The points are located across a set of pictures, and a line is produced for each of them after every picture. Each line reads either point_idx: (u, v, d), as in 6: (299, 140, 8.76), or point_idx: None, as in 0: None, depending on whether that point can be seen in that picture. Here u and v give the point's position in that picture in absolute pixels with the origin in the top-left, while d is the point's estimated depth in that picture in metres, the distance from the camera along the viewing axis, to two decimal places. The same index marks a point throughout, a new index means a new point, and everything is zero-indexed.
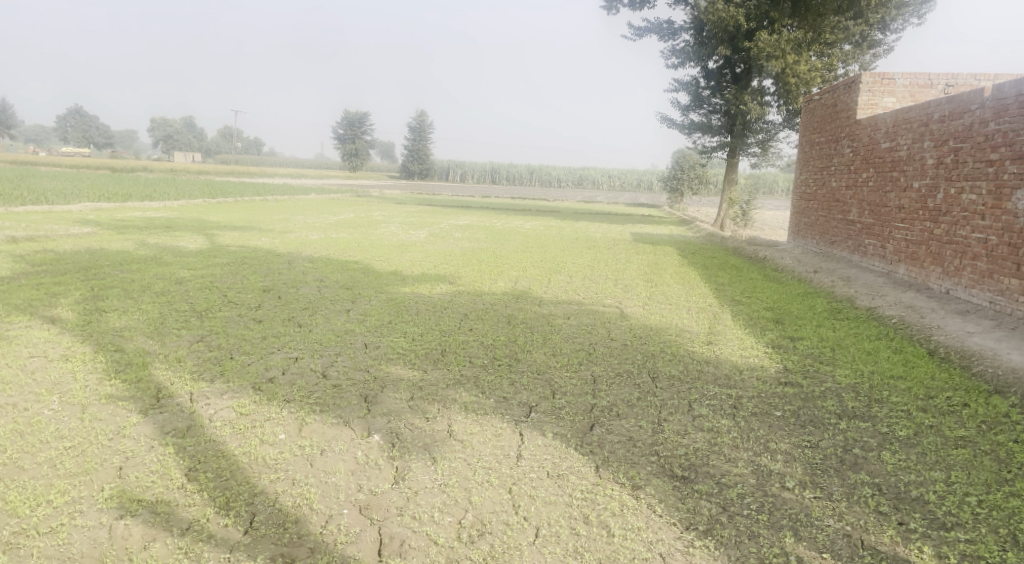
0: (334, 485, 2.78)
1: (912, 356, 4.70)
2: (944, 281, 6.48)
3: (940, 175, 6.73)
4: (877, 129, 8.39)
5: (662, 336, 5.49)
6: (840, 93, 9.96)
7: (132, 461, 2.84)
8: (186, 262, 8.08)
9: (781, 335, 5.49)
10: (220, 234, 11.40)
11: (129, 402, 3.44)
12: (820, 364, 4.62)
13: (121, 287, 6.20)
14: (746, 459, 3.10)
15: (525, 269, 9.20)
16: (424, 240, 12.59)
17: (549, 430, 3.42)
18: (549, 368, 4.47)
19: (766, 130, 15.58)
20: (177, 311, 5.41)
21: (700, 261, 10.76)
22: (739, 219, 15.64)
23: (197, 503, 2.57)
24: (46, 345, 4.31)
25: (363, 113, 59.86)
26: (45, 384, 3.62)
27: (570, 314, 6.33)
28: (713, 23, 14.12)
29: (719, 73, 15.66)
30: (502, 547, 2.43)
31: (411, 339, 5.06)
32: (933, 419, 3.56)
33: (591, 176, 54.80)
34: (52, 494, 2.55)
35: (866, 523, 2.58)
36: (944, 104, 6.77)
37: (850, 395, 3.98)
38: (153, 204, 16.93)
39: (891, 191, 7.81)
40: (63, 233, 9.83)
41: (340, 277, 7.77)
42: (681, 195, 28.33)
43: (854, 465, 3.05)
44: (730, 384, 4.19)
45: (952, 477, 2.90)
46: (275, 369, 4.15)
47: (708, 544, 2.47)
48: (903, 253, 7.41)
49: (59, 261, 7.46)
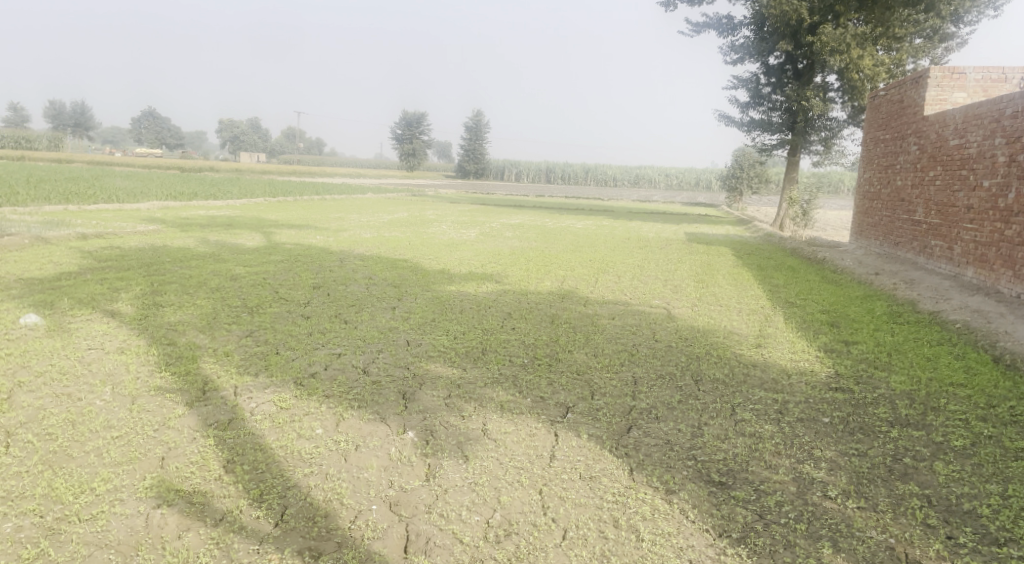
0: (365, 481, 2.81)
1: (975, 363, 4.42)
2: (1015, 284, 6.06)
3: (1012, 173, 6.31)
4: (945, 125, 7.93)
5: (709, 338, 5.34)
6: (906, 88, 9.48)
7: (174, 452, 2.95)
8: (242, 259, 8.36)
9: (835, 338, 5.25)
10: (276, 232, 11.77)
11: (176, 394, 3.59)
12: (874, 369, 4.39)
13: (179, 283, 6.48)
14: (788, 466, 2.97)
15: (573, 269, 9.12)
16: (474, 239, 12.67)
17: (585, 431, 3.37)
18: (589, 368, 4.41)
19: (828, 126, 14.98)
20: (229, 307, 5.61)
21: (755, 262, 10.44)
22: (798, 218, 15.05)
23: (231, 495, 2.64)
24: (105, 337, 4.54)
25: (419, 114, 60.77)
26: (100, 375, 3.82)
27: (615, 314, 6.22)
28: (774, 18, 13.67)
29: (780, 69, 15.15)
30: (527, 548, 2.40)
31: (453, 337, 5.07)
32: (993, 430, 3.32)
33: (647, 175, 53.95)
34: (96, 482, 2.68)
35: (911, 536, 2.43)
36: (1018, 98, 6.33)
37: (904, 402, 3.76)
38: (216, 202, 17.66)
39: (959, 189, 7.37)
40: (131, 230, 10.37)
41: (388, 275, 7.88)
42: (739, 194, 27.57)
43: (903, 475, 2.88)
44: (777, 389, 4.03)
45: (1009, 491, 2.70)
46: (318, 365, 4.24)
47: (740, 552, 2.38)
48: (971, 254, 6.98)
49: (125, 257, 7.85)
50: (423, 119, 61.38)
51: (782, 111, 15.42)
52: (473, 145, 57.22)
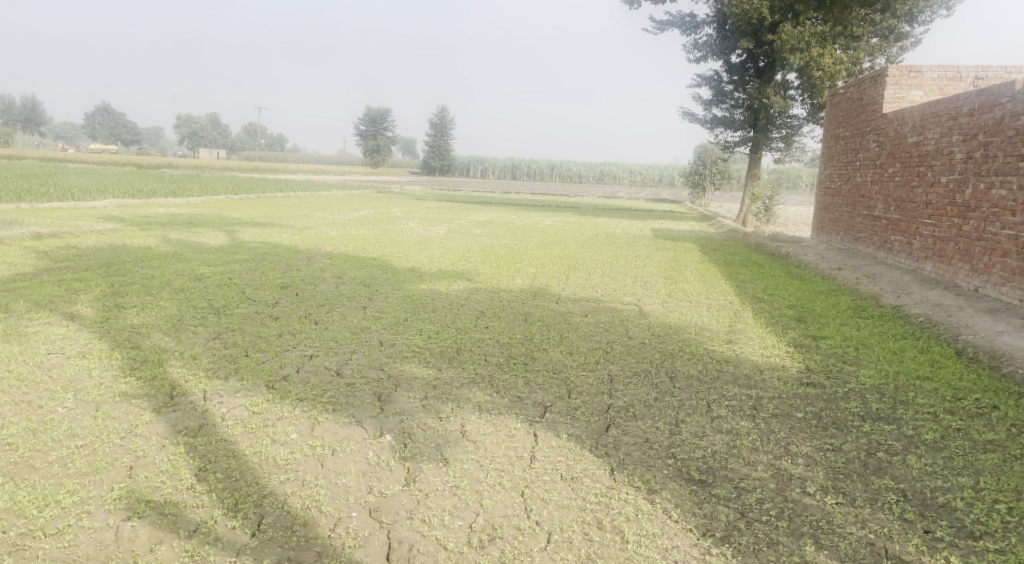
0: (344, 486, 2.75)
1: (939, 356, 4.55)
2: (973, 278, 6.27)
3: (969, 170, 6.53)
4: (904, 123, 8.16)
5: (681, 334, 5.39)
6: (866, 86, 9.72)
7: (143, 461, 2.84)
8: (205, 258, 8.13)
9: (803, 333, 5.36)
10: (240, 230, 11.49)
11: (142, 400, 3.45)
12: (843, 364, 4.48)
13: (141, 284, 6.25)
14: (766, 463, 3.01)
15: (543, 266, 9.12)
16: (443, 236, 12.59)
17: (564, 431, 3.35)
18: (565, 366, 4.40)
19: (790, 124, 15.30)
20: (195, 307, 5.45)
21: (722, 258, 10.59)
22: (762, 215, 15.35)
23: (205, 504, 2.56)
24: (64, 342, 4.35)
25: (384, 110, 60.11)
26: (61, 382, 3.65)
27: (588, 311, 6.23)
28: (737, 16, 13.88)
29: (742, 67, 15.39)
30: (512, 553, 2.37)
31: (427, 337, 5.01)
32: (960, 422, 3.42)
33: (612, 171, 54.36)
34: (60, 494, 2.56)
35: (890, 532, 2.48)
36: (973, 97, 6.54)
37: (874, 396, 3.85)
38: (176, 200, 17.18)
39: (918, 185, 7.59)
40: (87, 229, 9.98)
41: (357, 273, 7.76)
42: (703, 190, 28.03)
43: (878, 469, 2.94)
44: (750, 385, 4.08)
45: (980, 483, 2.79)
46: (289, 367, 4.13)
47: (724, 551, 2.39)
48: (930, 249, 7.20)
49: (82, 257, 7.55)
50: (389, 115, 60.65)
51: (745, 109, 15.70)
52: (439, 141, 56.78)
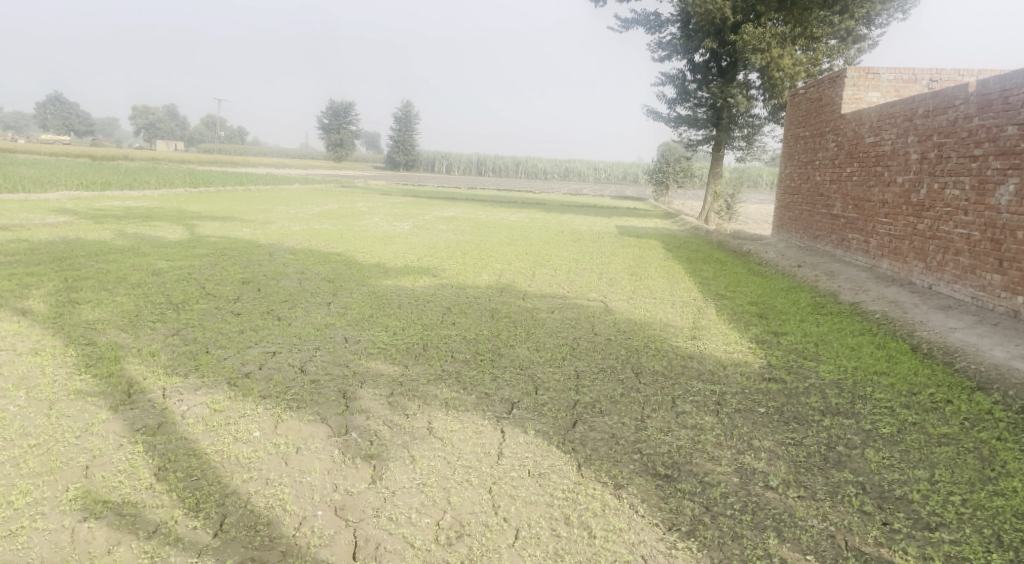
0: (308, 485, 2.70)
1: (895, 351, 4.72)
2: (927, 276, 6.51)
3: (924, 170, 6.76)
4: (861, 124, 8.41)
5: (646, 330, 5.46)
6: (824, 87, 9.98)
7: (100, 460, 2.75)
8: (163, 253, 7.90)
9: (765, 330, 5.48)
10: (200, 224, 11.19)
11: (99, 397, 3.34)
12: (803, 359, 4.61)
13: (96, 278, 6.05)
14: (729, 458, 3.07)
15: (510, 262, 9.13)
16: (409, 232, 12.49)
17: (531, 427, 3.36)
18: (532, 363, 4.42)
19: (752, 123, 15.62)
20: (153, 303, 5.29)
21: (684, 255, 10.77)
22: (724, 212, 15.66)
23: (164, 504, 2.48)
24: (15, 338, 4.17)
25: (348, 104, 59.30)
26: (12, 379, 3.50)
27: (554, 308, 6.26)
28: (700, 16, 14.09)
29: (706, 66, 15.64)
30: (481, 550, 2.37)
31: (392, 333, 4.97)
32: (916, 416, 3.55)
33: (577, 168, 54.64)
34: (13, 495, 2.46)
35: (850, 524, 2.56)
36: (929, 99, 6.78)
37: (833, 391, 3.98)
38: (132, 193, 16.63)
39: (875, 185, 7.83)
40: (39, 222, 9.58)
41: (321, 269, 7.63)
42: (666, 188, 28.40)
43: (838, 463, 3.03)
44: (713, 380, 4.16)
45: (935, 476, 2.90)
46: (251, 364, 4.05)
47: (690, 545, 2.44)
48: (886, 248, 7.44)
49: (31, 250, 7.24)
50: (353, 108, 59.79)
51: (708, 108, 15.95)
52: (405, 135, 56.24)
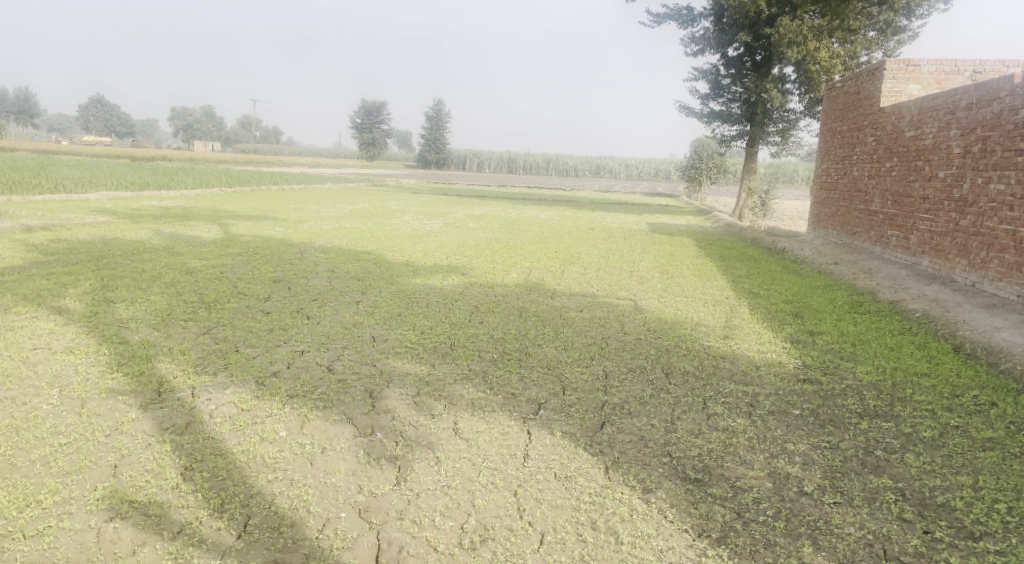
0: (333, 486, 2.69)
1: (937, 352, 4.52)
2: (970, 273, 6.25)
3: (967, 164, 6.49)
4: (902, 117, 8.11)
5: (677, 329, 5.35)
6: (863, 80, 9.67)
7: (128, 460, 2.78)
8: (197, 252, 8.04)
9: (800, 329, 5.32)
10: (233, 223, 11.40)
11: (129, 396, 3.39)
12: (839, 360, 4.45)
13: (130, 277, 6.18)
14: (762, 462, 2.96)
15: (539, 260, 9.05)
16: (439, 230, 12.52)
17: (558, 429, 3.30)
18: (560, 362, 4.35)
19: (787, 118, 15.25)
20: (186, 302, 5.36)
21: (717, 252, 10.54)
22: (758, 208, 15.26)
23: (189, 505, 2.50)
24: (51, 337, 4.27)
25: (379, 103, 59.85)
26: (46, 377, 3.59)
27: (583, 306, 6.18)
28: (734, 9, 13.79)
29: (739, 61, 15.31)
30: (504, 555, 2.32)
31: (420, 332, 4.97)
32: (959, 420, 3.39)
33: (608, 165, 54.09)
34: (41, 495, 2.50)
35: (889, 532, 2.44)
36: (972, 91, 6.50)
37: (871, 393, 3.82)
38: (169, 192, 17.08)
39: (915, 180, 7.55)
40: (79, 222, 9.87)
41: (351, 268, 7.67)
42: (699, 184, 27.91)
43: (876, 468, 2.91)
44: (747, 381, 4.04)
45: (979, 482, 2.75)
46: (279, 363, 4.07)
47: (721, 553, 2.35)
48: (927, 245, 7.18)
49: (71, 250, 7.45)
50: (383, 107, 60.32)
51: (741, 103, 15.61)
52: (435, 134, 56.51)
